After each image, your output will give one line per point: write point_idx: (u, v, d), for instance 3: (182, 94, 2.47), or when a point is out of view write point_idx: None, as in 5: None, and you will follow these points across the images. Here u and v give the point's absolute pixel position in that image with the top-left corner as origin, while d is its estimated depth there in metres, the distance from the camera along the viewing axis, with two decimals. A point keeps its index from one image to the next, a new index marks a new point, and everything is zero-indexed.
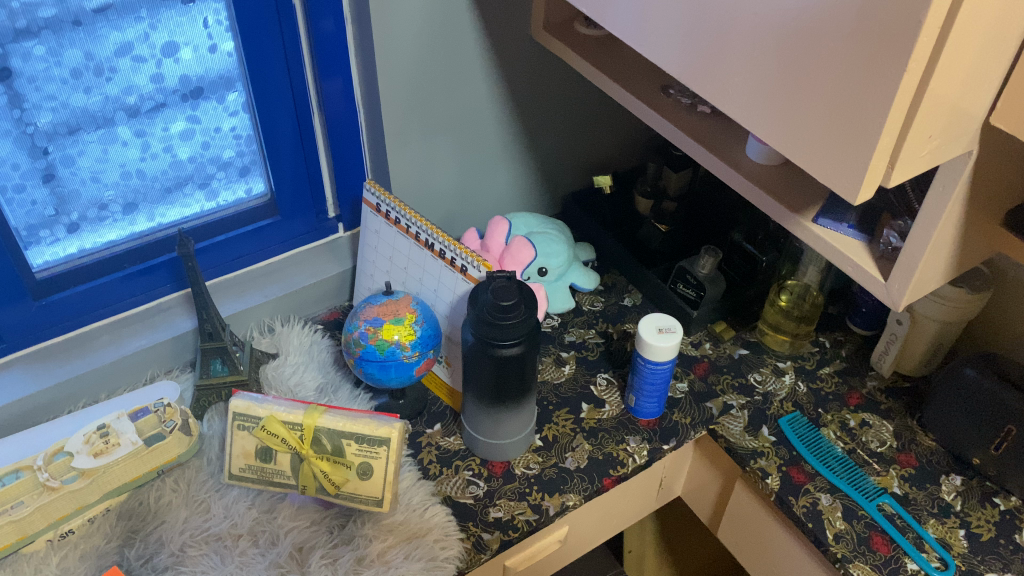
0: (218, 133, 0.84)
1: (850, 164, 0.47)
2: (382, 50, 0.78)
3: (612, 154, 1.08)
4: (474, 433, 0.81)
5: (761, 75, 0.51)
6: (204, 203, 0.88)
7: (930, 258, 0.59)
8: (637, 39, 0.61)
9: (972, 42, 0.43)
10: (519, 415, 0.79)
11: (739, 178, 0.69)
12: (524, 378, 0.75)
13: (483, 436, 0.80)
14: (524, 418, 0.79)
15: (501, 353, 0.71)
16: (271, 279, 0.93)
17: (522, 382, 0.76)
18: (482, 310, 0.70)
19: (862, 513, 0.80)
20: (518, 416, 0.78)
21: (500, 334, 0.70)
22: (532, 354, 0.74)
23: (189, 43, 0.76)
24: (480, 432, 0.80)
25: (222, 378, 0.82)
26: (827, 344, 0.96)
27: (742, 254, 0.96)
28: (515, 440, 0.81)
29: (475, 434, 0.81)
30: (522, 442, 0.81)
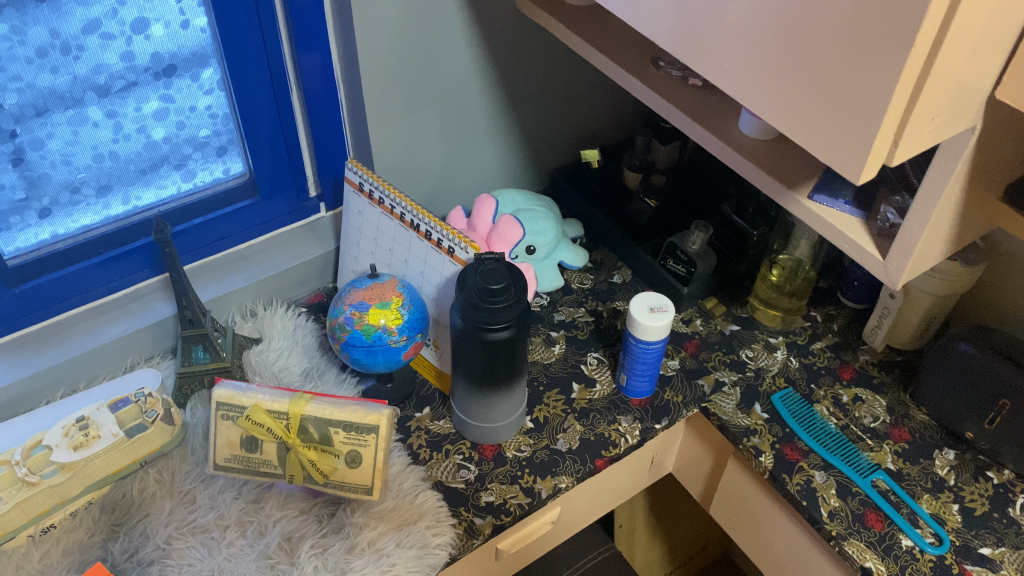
0: (193, 113, 0.81)
1: (853, 142, 0.45)
2: (362, 23, 0.76)
3: (599, 127, 1.06)
4: (464, 417, 0.79)
5: (758, 49, 0.49)
6: (180, 184, 0.85)
7: (929, 235, 0.57)
8: (627, 12, 0.58)
9: (982, 14, 0.41)
10: (511, 396, 0.77)
11: (731, 153, 0.67)
12: (515, 362, 0.73)
13: (472, 419, 0.79)
14: (515, 399, 0.78)
15: (490, 338, 0.70)
16: (252, 262, 0.90)
17: (513, 366, 0.74)
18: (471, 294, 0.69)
19: (856, 490, 0.79)
20: (510, 398, 0.77)
21: (489, 318, 0.68)
22: (523, 338, 0.72)
23: (160, 19, 0.73)
24: (470, 416, 0.79)
25: (204, 366, 0.80)
26: (819, 319, 0.95)
27: (733, 229, 0.94)
28: (507, 421, 0.79)
29: (465, 417, 0.79)
30: (513, 424, 0.80)
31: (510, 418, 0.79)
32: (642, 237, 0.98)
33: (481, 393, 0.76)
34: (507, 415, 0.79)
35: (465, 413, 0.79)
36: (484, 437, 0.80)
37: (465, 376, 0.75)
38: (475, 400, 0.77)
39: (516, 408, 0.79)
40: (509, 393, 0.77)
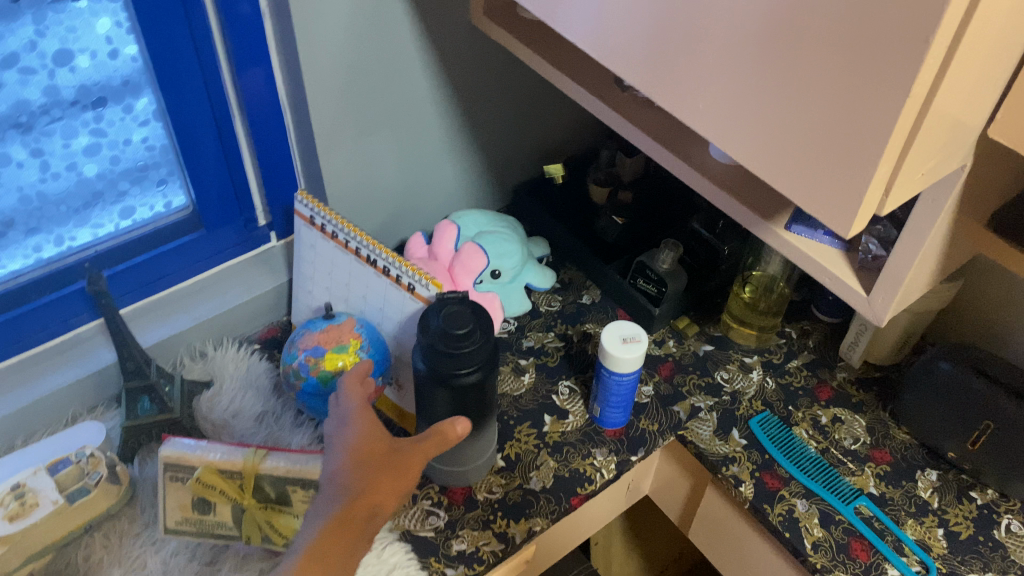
0: (128, 146, 0.76)
1: (842, 193, 0.42)
2: (307, 46, 0.71)
3: (561, 139, 1.02)
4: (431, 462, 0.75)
5: (737, 89, 0.45)
6: (118, 221, 0.80)
7: (916, 271, 0.54)
8: (591, 42, 0.54)
9: (980, 56, 0.38)
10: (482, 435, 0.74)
11: (702, 180, 0.63)
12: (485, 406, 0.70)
13: (441, 464, 0.75)
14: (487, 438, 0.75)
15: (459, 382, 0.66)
16: (199, 298, 0.85)
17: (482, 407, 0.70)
18: (436, 340, 0.65)
19: (839, 518, 0.77)
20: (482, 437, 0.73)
21: (457, 364, 0.64)
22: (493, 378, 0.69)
23: (84, 49, 0.68)
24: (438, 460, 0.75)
25: (150, 419, 0.74)
26: (794, 335, 0.93)
27: (699, 241, 0.92)
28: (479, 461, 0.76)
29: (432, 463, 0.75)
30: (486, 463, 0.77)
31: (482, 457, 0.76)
32: (611, 256, 0.95)
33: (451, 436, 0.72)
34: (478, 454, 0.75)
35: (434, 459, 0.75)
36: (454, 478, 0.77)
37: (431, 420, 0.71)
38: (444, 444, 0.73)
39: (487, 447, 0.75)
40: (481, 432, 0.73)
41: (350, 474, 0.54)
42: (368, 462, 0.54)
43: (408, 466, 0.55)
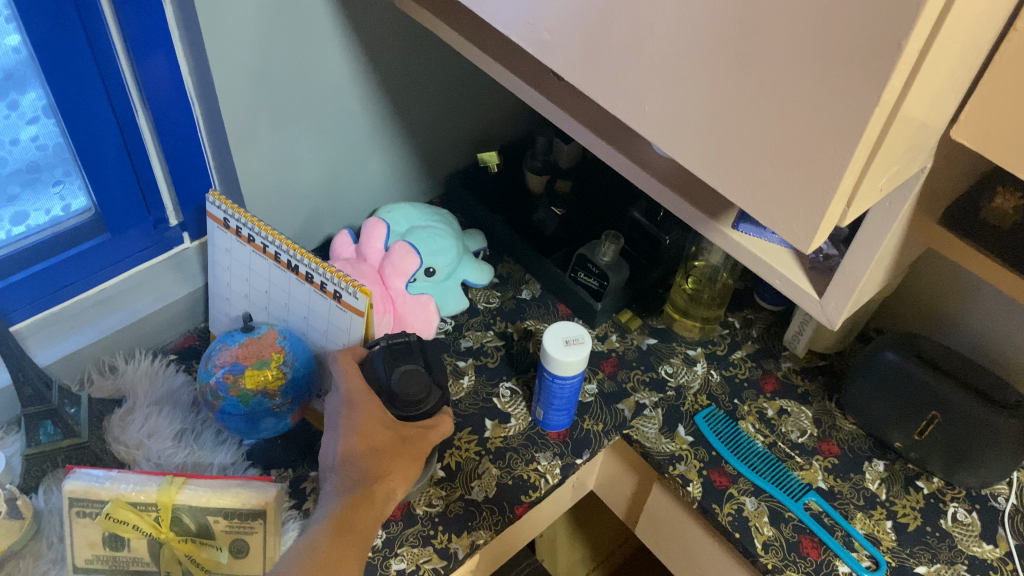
0: (15, 146, 0.69)
1: (801, 205, 0.39)
2: (214, 35, 0.64)
3: (493, 125, 0.97)
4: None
5: (683, 90, 0.41)
6: (10, 228, 0.72)
7: (871, 273, 0.51)
8: (523, 33, 0.49)
9: (950, 56, 0.35)
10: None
11: (645, 179, 0.59)
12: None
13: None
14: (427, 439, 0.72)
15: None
16: (107, 309, 0.78)
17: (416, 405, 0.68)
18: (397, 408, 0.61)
19: (789, 515, 0.75)
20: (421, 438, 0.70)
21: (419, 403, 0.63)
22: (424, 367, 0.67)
23: None
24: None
25: (55, 444, 0.68)
26: (737, 324, 0.91)
27: (640, 231, 0.88)
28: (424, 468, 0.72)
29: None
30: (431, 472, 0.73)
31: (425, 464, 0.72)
32: (549, 249, 0.91)
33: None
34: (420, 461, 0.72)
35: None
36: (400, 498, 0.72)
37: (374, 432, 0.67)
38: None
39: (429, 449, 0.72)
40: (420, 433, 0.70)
41: (368, 454, 0.57)
42: (379, 446, 0.58)
43: (413, 451, 0.60)
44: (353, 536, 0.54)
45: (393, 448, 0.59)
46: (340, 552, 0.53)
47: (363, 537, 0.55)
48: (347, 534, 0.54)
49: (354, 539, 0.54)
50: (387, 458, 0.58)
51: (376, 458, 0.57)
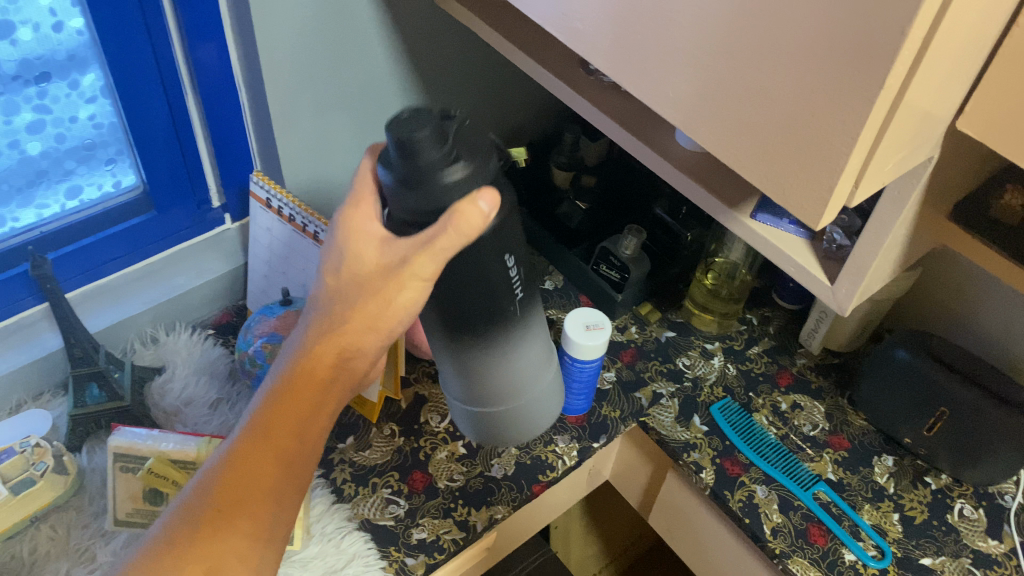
0: (74, 123, 0.73)
1: (812, 183, 0.42)
2: (263, 23, 0.68)
3: (521, 122, 1.00)
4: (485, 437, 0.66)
5: (705, 77, 0.44)
6: (64, 202, 0.77)
7: (880, 261, 0.54)
8: (556, 24, 0.53)
9: (952, 49, 0.37)
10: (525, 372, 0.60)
11: (666, 169, 0.62)
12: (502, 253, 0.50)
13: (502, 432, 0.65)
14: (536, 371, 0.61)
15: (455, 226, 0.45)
16: (150, 283, 0.83)
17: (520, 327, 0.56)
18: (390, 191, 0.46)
19: (798, 504, 0.77)
20: (525, 372, 0.60)
21: (431, 199, 0.44)
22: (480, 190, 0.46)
23: (26, 22, 0.64)
24: (496, 424, 0.63)
25: (100, 406, 0.72)
26: (755, 321, 0.93)
27: (662, 227, 0.92)
28: (539, 403, 0.64)
29: (487, 433, 0.65)
30: (550, 403, 0.66)
31: (540, 399, 0.63)
32: (573, 241, 0.95)
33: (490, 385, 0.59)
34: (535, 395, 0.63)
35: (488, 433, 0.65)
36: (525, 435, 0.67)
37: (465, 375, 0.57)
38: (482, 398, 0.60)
39: (541, 382, 0.63)
40: (523, 368, 0.59)
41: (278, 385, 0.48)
42: (365, 275, 0.47)
43: (396, 283, 0.46)
44: (247, 497, 0.46)
45: (310, 384, 0.48)
46: (224, 521, 0.46)
47: (270, 491, 0.47)
48: (237, 495, 0.46)
49: (246, 500, 0.47)
50: (319, 387, 0.48)
51: (298, 374, 0.48)
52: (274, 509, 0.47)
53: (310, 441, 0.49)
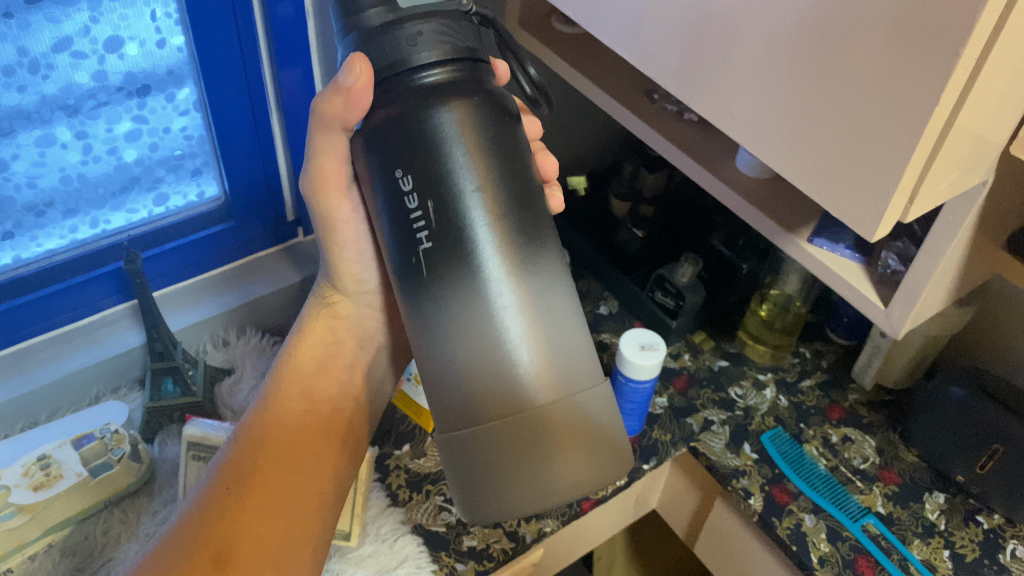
0: (167, 134, 0.78)
1: (868, 197, 0.44)
2: None
3: (583, 153, 1.04)
4: (506, 502, 0.44)
5: (768, 96, 0.47)
6: (152, 208, 0.82)
7: (935, 284, 0.55)
8: (629, 49, 0.56)
9: (1005, 71, 0.40)
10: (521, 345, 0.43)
11: (726, 193, 0.64)
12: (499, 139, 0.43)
13: (525, 475, 0.44)
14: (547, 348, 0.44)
15: (410, 84, 0.42)
16: (225, 289, 0.87)
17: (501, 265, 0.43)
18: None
19: (846, 535, 0.77)
20: (528, 348, 0.43)
21: (375, 53, 0.43)
22: (449, 50, 0.43)
23: (134, 38, 0.70)
24: (513, 452, 0.43)
25: (174, 401, 0.77)
26: (808, 355, 0.95)
27: (720, 258, 0.92)
28: (575, 408, 0.44)
29: (505, 486, 0.44)
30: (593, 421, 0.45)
31: (573, 398, 0.44)
32: (629, 268, 0.97)
33: (477, 367, 0.43)
34: (559, 392, 0.44)
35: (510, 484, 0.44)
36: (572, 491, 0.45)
37: (442, 365, 0.44)
38: (477, 407, 0.43)
39: (565, 370, 0.44)
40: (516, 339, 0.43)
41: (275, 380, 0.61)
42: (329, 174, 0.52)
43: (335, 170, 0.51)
44: (265, 473, 0.56)
45: (305, 373, 0.62)
46: (250, 495, 0.55)
47: (287, 469, 0.57)
48: (257, 472, 0.56)
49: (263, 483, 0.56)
50: (309, 370, 0.62)
51: (294, 348, 0.63)
52: (292, 487, 0.57)
53: (309, 428, 0.60)
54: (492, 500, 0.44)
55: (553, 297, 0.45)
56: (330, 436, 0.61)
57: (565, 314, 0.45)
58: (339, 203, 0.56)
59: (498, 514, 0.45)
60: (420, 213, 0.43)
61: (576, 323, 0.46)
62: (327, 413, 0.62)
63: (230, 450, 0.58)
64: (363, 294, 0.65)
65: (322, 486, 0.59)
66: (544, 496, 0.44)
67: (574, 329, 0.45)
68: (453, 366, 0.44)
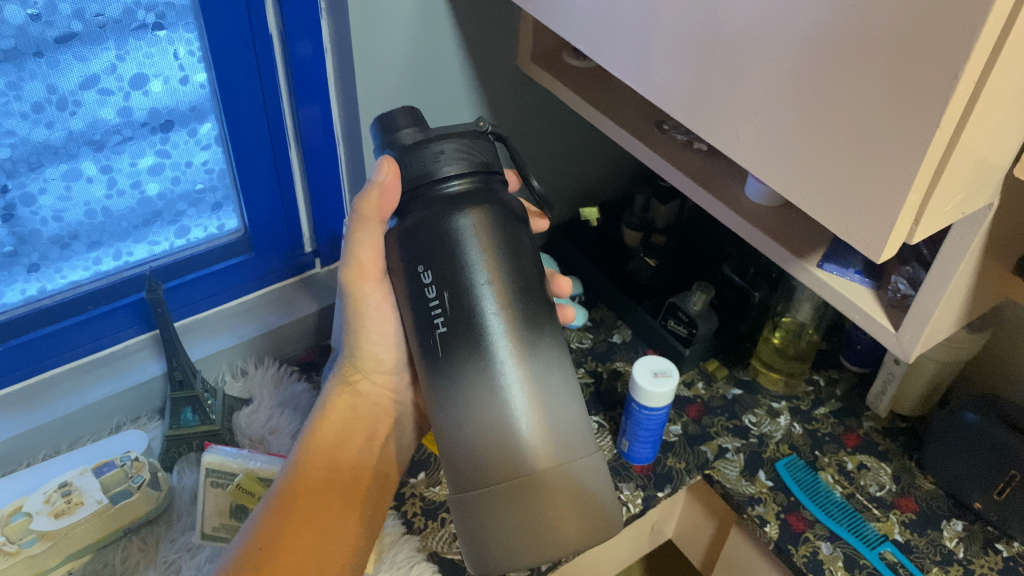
0: (189, 168, 0.80)
1: (872, 220, 0.45)
2: (365, 80, 0.74)
3: (596, 185, 1.05)
4: (511, 549, 0.51)
5: (772, 124, 0.48)
6: (173, 240, 0.84)
7: (944, 308, 0.55)
8: (638, 80, 0.58)
9: (1005, 95, 0.41)
10: (528, 426, 0.50)
11: (736, 221, 0.65)
12: (505, 242, 0.51)
13: (522, 521, 0.50)
14: (549, 418, 0.51)
15: (436, 193, 0.52)
16: (244, 319, 0.89)
17: (500, 349, 0.50)
18: None
19: (864, 562, 0.76)
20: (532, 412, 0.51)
21: (418, 163, 0.52)
22: (468, 166, 0.52)
23: (158, 75, 0.72)
24: (531, 507, 0.50)
25: (193, 429, 0.79)
26: (822, 383, 0.95)
27: (732, 288, 0.94)
28: (565, 477, 0.51)
29: (538, 529, 0.50)
30: (593, 493, 0.52)
31: (569, 465, 0.51)
32: (642, 297, 0.98)
33: (490, 435, 0.50)
34: (558, 458, 0.51)
35: (528, 498, 0.50)
36: (594, 511, 0.52)
37: (456, 440, 0.51)
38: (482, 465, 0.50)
39: (564, 442, 0.51)
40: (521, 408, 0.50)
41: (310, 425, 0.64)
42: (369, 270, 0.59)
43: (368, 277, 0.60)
44: (300, 533, 0.56)
45: (329, 443, 0.63)
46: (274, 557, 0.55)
47: (317, 532, 0.57)
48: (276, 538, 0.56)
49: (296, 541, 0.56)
50: (332, 443, 0.63)
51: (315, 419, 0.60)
52: (321, 551, 0.57)
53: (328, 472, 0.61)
54: (496, 543, 0.51)
55: (550, 372, 0.52)
56: (348, 503, 0.61)
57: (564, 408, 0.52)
58: (373, 292, 0.61)
59: (505, 563, 0.51)
60: (436, 301, 0.51)
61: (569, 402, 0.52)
62: (343, 478, 0.62)
63: (263, 512, 0.58)
64: (378, 363, 0.67)
65: (345, 550, 0.59)
66: (569, 517, 0.51)
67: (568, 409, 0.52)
68: (462, 447, 0.51)
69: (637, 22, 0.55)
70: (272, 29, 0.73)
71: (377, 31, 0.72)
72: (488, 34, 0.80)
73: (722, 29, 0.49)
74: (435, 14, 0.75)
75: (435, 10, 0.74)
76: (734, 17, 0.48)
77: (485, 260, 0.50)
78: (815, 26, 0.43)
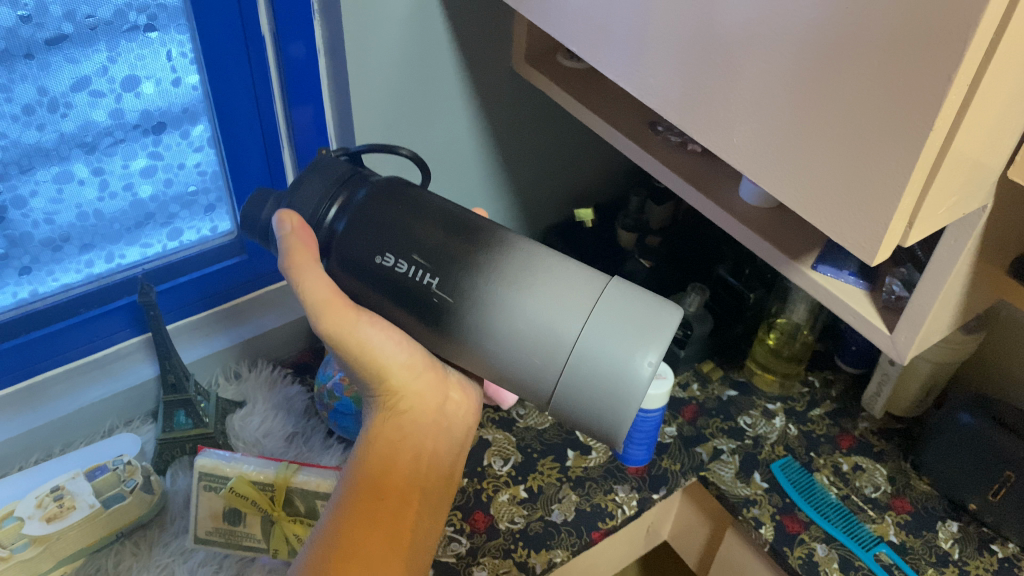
0: (182, 170, 0.80)
1: (866, 223, 0.45)
2: (358, 81, 0.74)
3: (591, 186, 1.05)
4: (620, 400, 0.49)
5: (766, 128, 0.48)
6: (166, 242, 0.84)
7: (938, 310, 0.55)
8: (632, 82, 0.57)
9: (998, 98, 0.41)
10: (528, 320, 0.49)
11: (731, 222, 0.65)
12: (409, 206, 0.52)
13: (606, 372, 0.49)
14: (540, 292, 0.50)
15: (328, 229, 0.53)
16: (237, 322, 0.89)
17: (470, 276, 0.50)
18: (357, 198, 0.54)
19: (860, 564, 0.76)
20: (534, 301, 0.50)
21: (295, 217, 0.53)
22: (332, 188, 0.54)
23: (151, 77, 0.71)
24: (598, 353, 0.49)
25: (187, 433, 0.78)
26: (817, 384, 0.94)
27: (727, 288, 0.94)
28: (609, 310, 0.49)
29: (614, 371, 0.49)
30: (642, 305, 0.50)
31: (601, 304, 0.49)
32: None
33: (521, 349, 0.50)
34: (583, 308, 0.49)
35: (594, 363, 0.49)
36: (654, 320, 0.49)
37: (505, 370, 0.51)
38: (539, 372, 0.50)
39: (578, 293, 0.50)
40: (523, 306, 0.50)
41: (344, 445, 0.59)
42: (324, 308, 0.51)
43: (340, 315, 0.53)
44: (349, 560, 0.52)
45: (374, 473, 0.55)
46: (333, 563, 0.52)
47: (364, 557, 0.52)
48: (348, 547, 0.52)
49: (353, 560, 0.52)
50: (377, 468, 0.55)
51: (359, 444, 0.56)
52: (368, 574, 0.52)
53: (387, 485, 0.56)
54: (596, 407, 0.50)
55: (532, 259, 0.51)
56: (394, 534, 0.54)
57: (566, 272, 0.51)
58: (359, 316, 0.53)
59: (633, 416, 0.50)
60: (408, 266, 0.51)
61: (566, 265, 0.51)
62: (390, 504, 0.55)
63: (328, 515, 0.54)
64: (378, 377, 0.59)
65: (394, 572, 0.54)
66: (642, 341, 0.48)
67: (571, 269, 0.51)
68: (512, 373, 0.51)
69: (631, 25, 0.55)
70: (264, 29, 0.72)
71: (370, 33, 0.72)
72: (482, 35, 0.80)
73: (716, 31, 0.48)
74: (429, 16, 0.74)
75: (429, 12, 0.74)
76: (727, 21, 0.47)
77: (407, 219, 0.52)
78: (808, 29, 0.43)
